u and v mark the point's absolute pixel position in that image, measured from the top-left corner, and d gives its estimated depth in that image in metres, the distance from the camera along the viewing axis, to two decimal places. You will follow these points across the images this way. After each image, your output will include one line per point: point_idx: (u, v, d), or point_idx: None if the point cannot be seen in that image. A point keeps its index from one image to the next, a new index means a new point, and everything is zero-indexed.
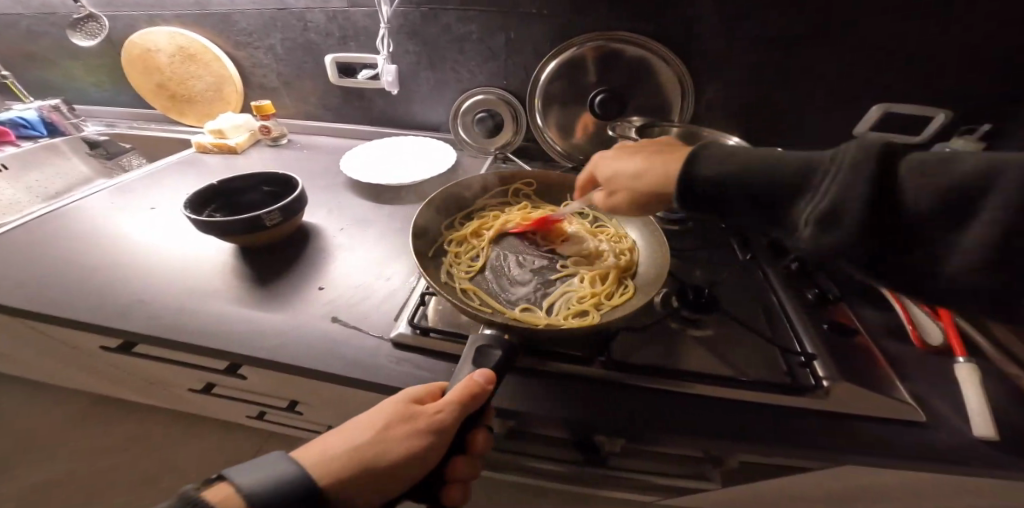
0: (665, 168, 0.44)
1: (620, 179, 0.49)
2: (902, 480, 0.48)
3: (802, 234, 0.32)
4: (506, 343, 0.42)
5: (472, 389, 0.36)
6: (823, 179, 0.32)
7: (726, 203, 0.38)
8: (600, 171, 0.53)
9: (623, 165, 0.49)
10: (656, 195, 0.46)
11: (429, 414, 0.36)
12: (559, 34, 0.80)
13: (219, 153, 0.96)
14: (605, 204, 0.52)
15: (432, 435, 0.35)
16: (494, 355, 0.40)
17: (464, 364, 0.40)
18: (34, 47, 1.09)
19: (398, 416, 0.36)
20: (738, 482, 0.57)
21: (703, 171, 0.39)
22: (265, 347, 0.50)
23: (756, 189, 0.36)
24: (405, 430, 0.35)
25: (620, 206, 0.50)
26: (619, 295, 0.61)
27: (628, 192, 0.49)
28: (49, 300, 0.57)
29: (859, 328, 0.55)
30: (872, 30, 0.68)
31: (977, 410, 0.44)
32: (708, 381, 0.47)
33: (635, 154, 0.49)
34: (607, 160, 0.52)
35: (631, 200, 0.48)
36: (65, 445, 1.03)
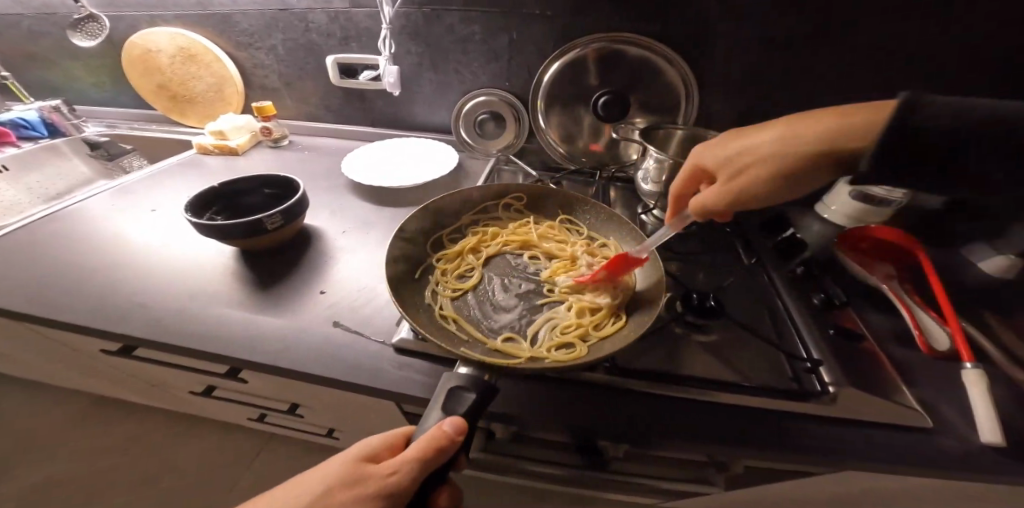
0: (838, 124, 0.42)
1: (762, 148, 0.46)
2: (908, 485, 0.48)
3: None
4: (482, 385, 0.39)
5: (438, 442, 0.34)
6: None
7: (926, 152, 0.37)
8: (712, 156, 0.51)
9: (756, 138, 0.47)
10: (827, 156, 0.43)
11: (384, 475, 0.34)
12: (561, 34, 0.80)
13: (220, 153, 0.96)
14: (731, 186, 0.49)
15: (384, 499, 0.34)
16: (466, 399, 0.38)
17: (434, 410, 0.38)
18: (35, 47, 1.09)
19: (352, 474, 0.35)
20: (743, 487, 0.57)
21: (914, 121, 0.36)
22: (264, 351, 0.50)
23: (983, 132, 0.35)
24: (352, 494, 0.34)
25: (758, 178, 0.47)
26: (607, 325, 0.58)
27: (765, 169, 0.46)
28: (48, 302, 0.56)
29: (865, 333, 0.54)
30: (873, 30, 0.68)
31: (984, 414, 0.43)
32: (714, 386, 0.47)
33: (767, 125, 0.47)
34: (726, 144, 0.50)
35: (779, 168, 0.45)
36: (65, 446, 1.03)
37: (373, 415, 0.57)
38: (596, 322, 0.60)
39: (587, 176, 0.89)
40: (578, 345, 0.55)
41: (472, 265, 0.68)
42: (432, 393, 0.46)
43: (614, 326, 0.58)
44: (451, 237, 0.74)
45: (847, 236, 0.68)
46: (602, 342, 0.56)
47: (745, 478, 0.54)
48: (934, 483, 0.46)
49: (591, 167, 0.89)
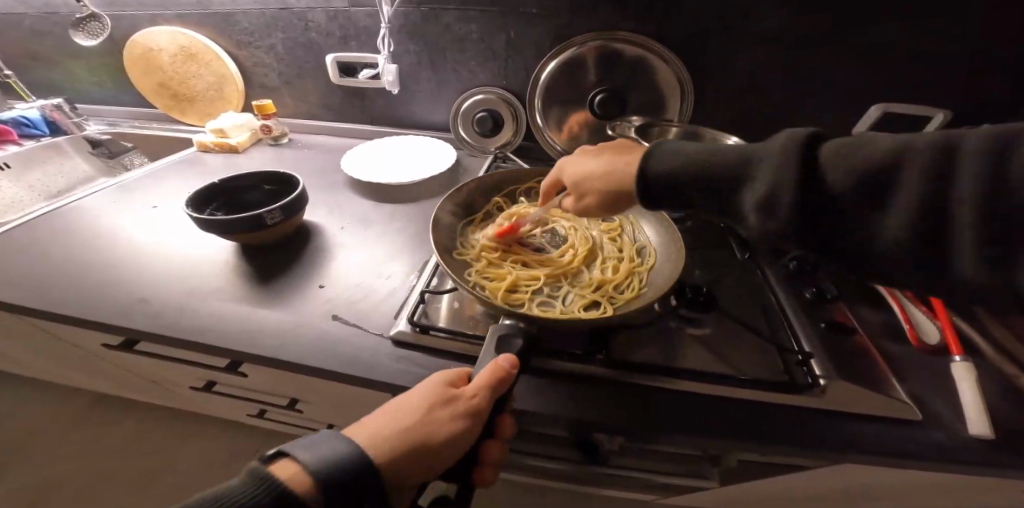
0: (627, 166, 0.45)
1: (590, 181, 0.49)
2: (900, 478, 0.49)
3: (750, 219, 0.35)
4: (525, 332, 0.43)
5: (499, 373, 0.37)
6: (756, 172, 0.35)
7: (690, 196, 0.39)
8: (569, 171, 0.52)
9: (586, 167, 0.50)
10: (619, 195, 0.46)
11: (467, 398, 0.36)
12: (560, 33, 0.80)
13: (221, 152, 0.97)
14: (575, 206, 0.52)
15: (471, 418, 0.35)
16: (516, 342, 0.42)
17: (487, 353, 0.42)
18: (36, 46, 1.10)
19: (439, 398, 0.36)
20: (734, 482, 0.58)
21: (655, 167, 0.40)
22: (267, 343, 0.50)
23: (710, 178, 0.38)
24: (448, 413, 0.35)
25: (590, 208, 0.50)
26: (627, 289, 0.60)
27: (595, 197, 0.49)
28: (50, 297, 0.57)
29: (856, 327, 0.55)
30: (871, 30, 0.69)
31: (974, 408, 0.44)
32: (707, 378, 0.48)
33: (599, 154, 0.50)
34: (572, 163, 0.53)
35: (594, 202, 0.49)
36: (68, 442, 1.04)
37: (372, 410, 0.58)
38: (618, 284, 0.62)
39: None
40: (602, 303, 0.57)
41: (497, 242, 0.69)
42: None
43: (633, 291, 0.59)
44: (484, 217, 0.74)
45: None
46: (625, 304, 0.57)
47: (738, 472, 0.55)
48: (924, 476, 0.47)
49: None
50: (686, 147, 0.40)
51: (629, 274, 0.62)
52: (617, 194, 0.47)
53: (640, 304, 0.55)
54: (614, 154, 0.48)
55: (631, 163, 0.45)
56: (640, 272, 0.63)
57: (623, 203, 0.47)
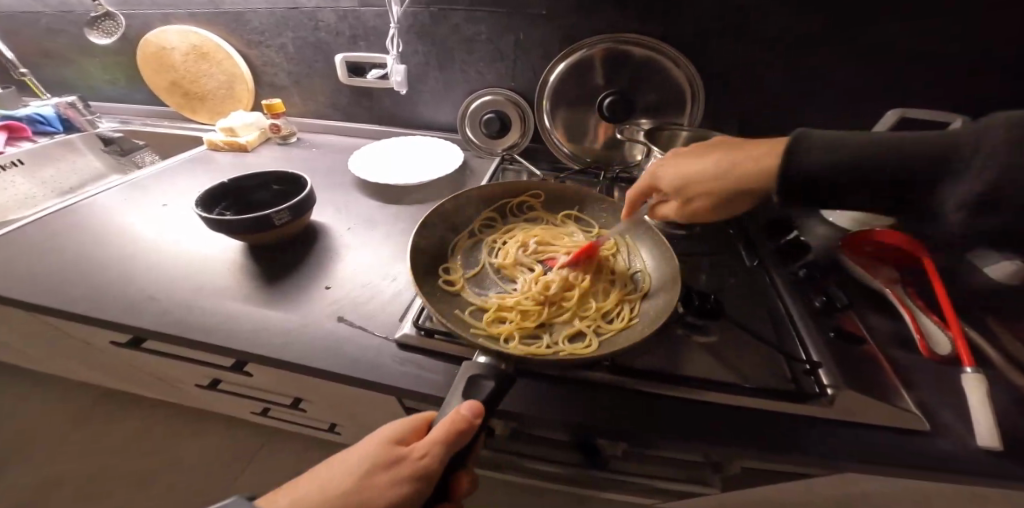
0: (753, 166, 0.45)
1: (702, 182, 0.49)
2: (906, 488, 0.48)
3: (952, 214, 0.34)
4: (501, 374, 0.41)
5: (459, 425, 0.35)
6: (966, 167, 0.34)
7: (837, 188, 0.39)
8: (668, 177, 0.53)
9: (702, 168, 0.49)
10: (744, 193, 0.47)
11: (415, 459, 0.35)
12: (569, 34, 0.80)
13: (230, 150, 0.98)
14: (685, 209, 0.53)
15: (416, 480, 0.35)
16: (485, 386, 0.40)
17: (453, 397, 0.40)
18: (51, 44, 1.11)
19: (383, 460, 0.36)
20: (736, 489, 0.57)
21: (809, 161, 0.39)
22: (273, 344, 0.51)
23: (885, 175, 0.37)
24: (390, 476, 0.35)
25: (703, 209, 0.51)
26: (615, 320, 0.60)
27: (712, 197, 0.49)
28: (62, 294, 0.58)
29: (866, 337, 0.54)
30: (886, 32, 0.67)
31: (984, 420, 0.43)
32: (713, 386, 0.47)
33: (712, 154, 0.50)
34: (673, 167, 0.53)
35: (712, 204, 0.50)
36: (79, 434, 1.06)
37: (375, 410, 0.58)
38: (605, 314, 0.61)
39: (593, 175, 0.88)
40: (589, 336, 0.57)
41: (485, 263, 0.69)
42: (434, 388, 0.46)
43: (620, 323, 0.59)
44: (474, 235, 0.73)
45: (851, 242, 0.67)
46: (611, 336, 0.57)
47: (741, 479, 0.55)
48: (931, 487, 0.46)
49: (595, 167, 0.88)
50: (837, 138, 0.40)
51: (617, 304, 0.62)
52: (736, 195, 0.47)
53: (627, 338, 0.55)
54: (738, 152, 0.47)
55: (755, 165, 0.45)
56: (629, 302, 0.62)
57: (742, 202, 0.48)
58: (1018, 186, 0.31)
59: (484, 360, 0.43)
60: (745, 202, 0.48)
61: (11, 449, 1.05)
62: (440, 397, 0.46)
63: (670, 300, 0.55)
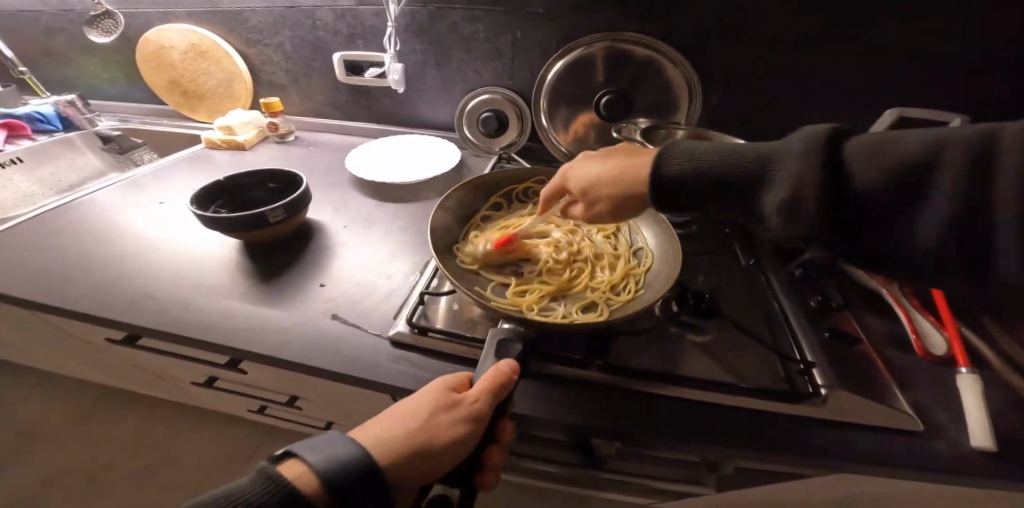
0: (635, 172, 0.44)
1: (603, 185, 0.47)
2: (901, 489, 0.48)
3: (774, 221, 0.33)
4: (523, 337, 0.43)
5: (499, 379, 0.37)
6: (778, 171, 0.33)
7: (693, 192, 0.39)
8: (573, 179, 0.51)
9: (594, 172, 0.48)
10: (627, 200, 0.45)
11: (468, 403, 0.36)
12: (567, 33, 0.80)
13: (228, 148, 0.98)
14: (584, 216, 0.51)
15: (471, 423, 0.35)
16: (513, 349, 0.42)
17: (487, 357, 0.41)
18: (51, 43, 1.12)
19: (441, 403, 0.36)
20: (735, 489, 0.57)
21: (671, 165, 0.40)
22: (268, 341, 0.51)
23: (735, 178, 0.36)
24: (449, 417, 0.35)
25: (602, 213, 0.49)
26: (625, 290, 0.61)
27: (604, 202, 0.48)
28: (58, 292, 0.58)
29: (861, 337, 0.53)
30: (886, 31, 0.67)
31: (977, 419, 0.43)
32: (705, 386, 0.47)
33: (608, 158, 0.49)
34: (577, 170, 0.52)
35: (604, 210, 0.48)
36: (78, 431, 1.07)
37: (370, 408, 0.58)
38: (615, 286, 0.62)
39: None
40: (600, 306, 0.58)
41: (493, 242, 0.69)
42: (428, 387, 0.46)
43: (630, 293, 0.59)
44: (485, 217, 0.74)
45: None
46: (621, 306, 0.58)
47: (736, 480, 0.54)
48: (926, 488, 0.46)
49: None
50: (707, 145, 0.39)
51: (626, 277, 0.62)
52: (617, 200, 0.46)
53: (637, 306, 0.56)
54: (626, 158, 0.46)
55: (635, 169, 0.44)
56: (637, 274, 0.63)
57: (623, 208, 0.47)
58: (814, 191, 0.30)
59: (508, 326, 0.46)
60: (629, 208, 0.46)
61: (11, 446, 1.05)
62: None
63: (676, 269, 0.56)
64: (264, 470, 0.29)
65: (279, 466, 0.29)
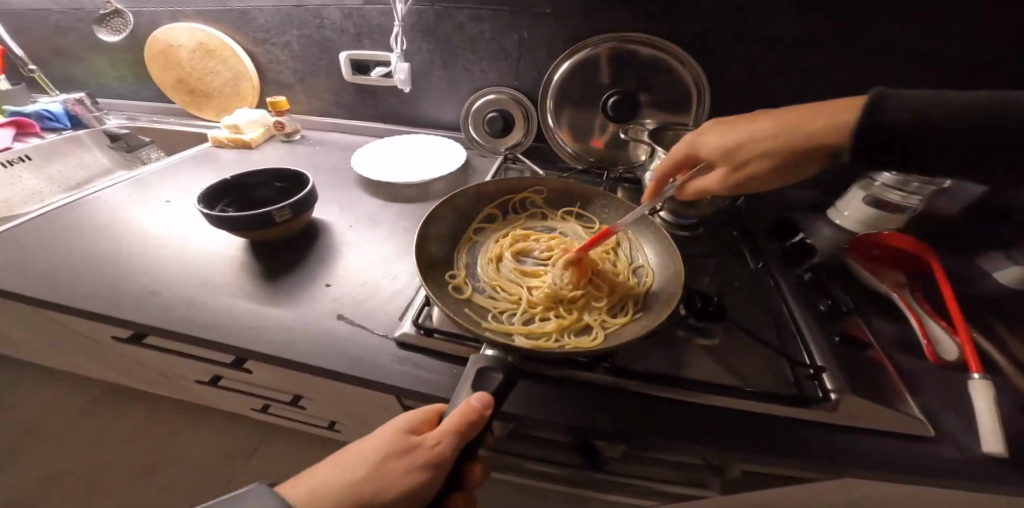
0: (823, 129, 0.48)
1: (765, 144, 0.51)
2: (909, 496, 0.47)
3: None
4: (508, 367, 0.41)
5: (469, 416, 0.35)
6: (989, 117, 0.41)
7: (897, 129, 0.43)
8: (722, 140, 0.54)
9: (755, 132, 0.51)
10: (814, 156, 0.49)
11: (427, 447, 0.35)
12: (574, 34, 0.79)
13: (235, 147, 0.98)
14: (732, 175, 0.54)
15: (431, 467, 0.35)
16: (494, 379, 0.40)
17: (463, 388, 0.40)
18: (60, 42, 1.12)
19: (397, 448, 0.36)
20: (737, 493, 0.56)
21: (900, 112, 0.42)
22: (273, 341, 0.51)
23: (958, 124, 0.41)
24: (405, 464, 0.35)
25: (758, 172, 0.52)
26: (622, 313, 0.60)
27: (765, 161, 0.51)
28: (64, 291, 0.58)
29: (872, 342, 0.53)
30: (899, 32, 0.65)
31: (990, 426, 0.42)
32: (713, 390, 0.46)
33: (762, 119, 0.52)
34: (723, 132, 0.54)
35: (762, 167, 0.52)
36: (84, 427, 1.07)
37: (374, 408, 0.58)
38: (612, 307, 0.61)
39: (596, 174, 0.87)
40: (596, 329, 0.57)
41: (490, 256, 0.69)
42: (432, 388, 0.46)
43: (627, 316, 0.58)
44: (475, 237, 0.71)
45: (859, 243, 0.66)
46: (618, 329, 0.57)
47: (741, 483, 0.54)
48: (934, 494, 0.46)
49: (599, 166, 0.88)
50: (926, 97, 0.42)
51: (624, 298, 0.61)
52: (800, 155, 0.50)
53: (633, 332, 0.55)
54: (790, 114, 0.50)
55: (827, 121, 0.48)
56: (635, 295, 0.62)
57: (800, 162, 0.50)
58: None
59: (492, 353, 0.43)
60: (812, 160, 0.50)
61: (17, 440, 1.06)
62: (437, 397, 0.46)
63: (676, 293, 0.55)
64: None
65: None
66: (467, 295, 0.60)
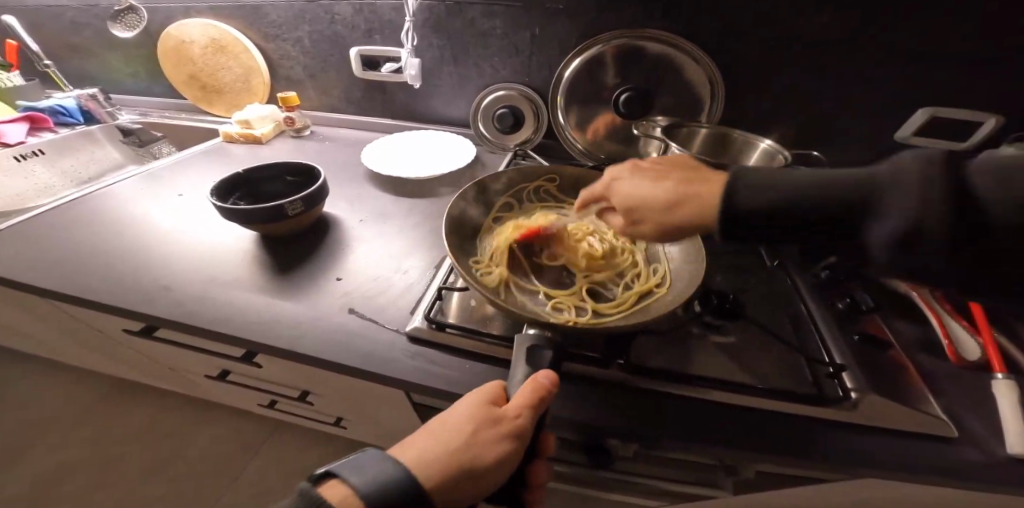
0: (712, 198, 0.37)
1: (649, 207, 0.41)
2: (928, 498, 0.46)
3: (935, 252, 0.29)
4: (553, 344, 0.42)
5: (540, 390, 0.36)
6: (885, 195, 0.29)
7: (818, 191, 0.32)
8: (619, 190, 0.45)
9: (650, 189, 0.41)
10: (689, 228, 0.38)
11: (511, 419, 0.35)
12: (586, 30, 0.79)
13: (245, 142, 0.99)
14: (625, 233, 0.45)
15: (514, 439, 0.34)
16: (545, 356, 0.40)
17: (517, 366, 0.40)
18: (75, 38, 1.14)
19: (484, 418, 0.35)
20: (748, 494, 0.56)
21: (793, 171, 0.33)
22: (285, 335, 0.51)
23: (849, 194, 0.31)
24: (492, 435, 0.34)
25: (642, 236, 0.42)
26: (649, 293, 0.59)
27: (649, 226, 0.41)
28: (78, 282, 0.58)
29: (893, 342, 0.51)
30: (921, 30, 0.64)
31: (1014, 426, 0.41)
32: (731, 388, 0.46)
33: (667, 176, 0.42)
34: (626, 182, 0.44)
35: (649, 230, 0.42)
36: (96, 420, 1.08)
37: (383, 404, 0.58)
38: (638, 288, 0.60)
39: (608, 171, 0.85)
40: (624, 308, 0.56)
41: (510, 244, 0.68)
42: (443, 383, 0.46)
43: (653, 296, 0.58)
44: (492, 223, 0.71)
45: None
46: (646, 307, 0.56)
47: (754, 483, 0.53)
48: (955, 496, 0.44)
49: (610, 163, 0.86)
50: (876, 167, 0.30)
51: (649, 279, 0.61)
52: (686, 230, 0.39)
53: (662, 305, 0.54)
54: (692, 179, 0.39)
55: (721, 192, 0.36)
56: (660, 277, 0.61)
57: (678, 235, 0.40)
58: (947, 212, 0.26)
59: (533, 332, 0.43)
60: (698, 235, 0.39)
61: (27, 432, 1.07)
62: (451, 392, 0.45)
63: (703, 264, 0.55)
64: (307, 489, 0.28)
65: (322, 486, 0.29)
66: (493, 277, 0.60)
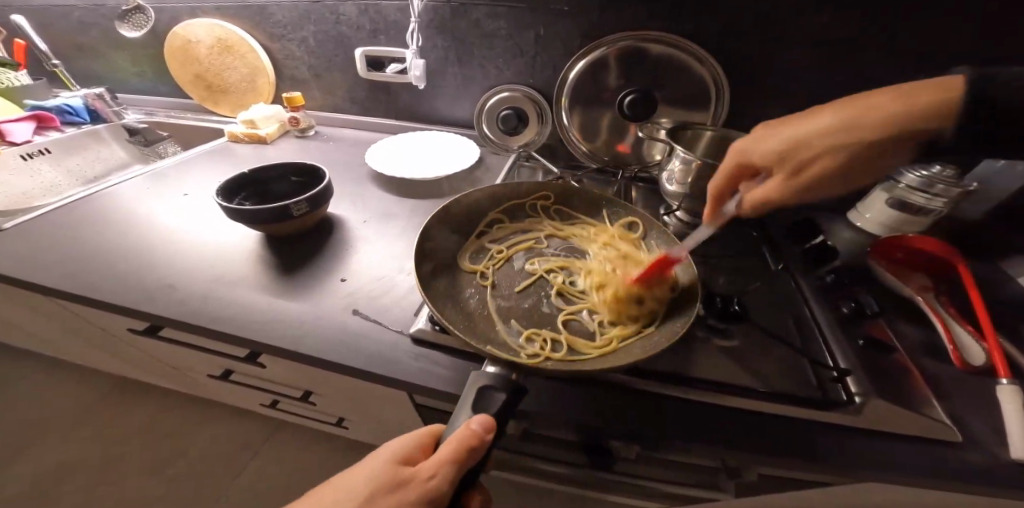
0: (910, 101, 0.39)
1: (833, 136, 0.42)
2: (930, 503, 0.46)
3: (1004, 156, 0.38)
4: (509, 386, 0.39)
5: (469, 442, 0.34)
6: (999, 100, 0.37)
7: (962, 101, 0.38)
8: (772, 143, 0.46)
9: (819, 125, 0.43)
10: (903, 137, 0.40)
11: (423, 480, 0.34)
12: (591, 31, 0.79)
13: (250, 142, 0.99)
14: (806, 178, 0.45)
15: (425, 503, 0.33)
16: (496, 399, 0.38)
17: (461, 411, 0.38)
18: (82, 38, 1.14)
19: (392, 479, 0.34)
20: (750, 497, 0.56)
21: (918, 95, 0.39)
22: (288, 336, 0.51)
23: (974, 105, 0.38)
24: (396, 500, 0.33)
25: (836, 169, 0.43)
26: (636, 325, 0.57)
27: (841, 155, 0.42)
28: (83, 281, 0.59)
29: (897, 345, 0.51)
30: (928, 31, 0.63)
31: (1018, 431, 0.41)
32: (735, 391, 0.45)
33: (822, 109, 0.44)
34: (767, 137, 0.47)
35: (842, 162, 0.42)
36: (100, 418, 1.09)
37: (385, 405, 0.58)
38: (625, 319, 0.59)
39: (611, 173, 0.87)
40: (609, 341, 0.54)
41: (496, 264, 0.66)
42: (446, 385, 0.46)
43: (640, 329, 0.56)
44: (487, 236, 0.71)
45: (879, 249, 0.65)
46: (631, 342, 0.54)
47: (755, 486, 0.53)
48: (958, 502, 0.44)
49: (613, 166, 0.87)
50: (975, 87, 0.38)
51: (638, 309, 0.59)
52: (892, 143, 0.40)
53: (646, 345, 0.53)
54: (856, 102, 0.42)
55: (933, 100, 0.38)
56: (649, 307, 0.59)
57: (887, 154, 0.41)
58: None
59: (493, 370, 0.42)
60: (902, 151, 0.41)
61: (34, 430, 1.07)
62: (453, 394, 0.45)
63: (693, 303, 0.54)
64: None
65: None
66: (488, 282, 0.62)
